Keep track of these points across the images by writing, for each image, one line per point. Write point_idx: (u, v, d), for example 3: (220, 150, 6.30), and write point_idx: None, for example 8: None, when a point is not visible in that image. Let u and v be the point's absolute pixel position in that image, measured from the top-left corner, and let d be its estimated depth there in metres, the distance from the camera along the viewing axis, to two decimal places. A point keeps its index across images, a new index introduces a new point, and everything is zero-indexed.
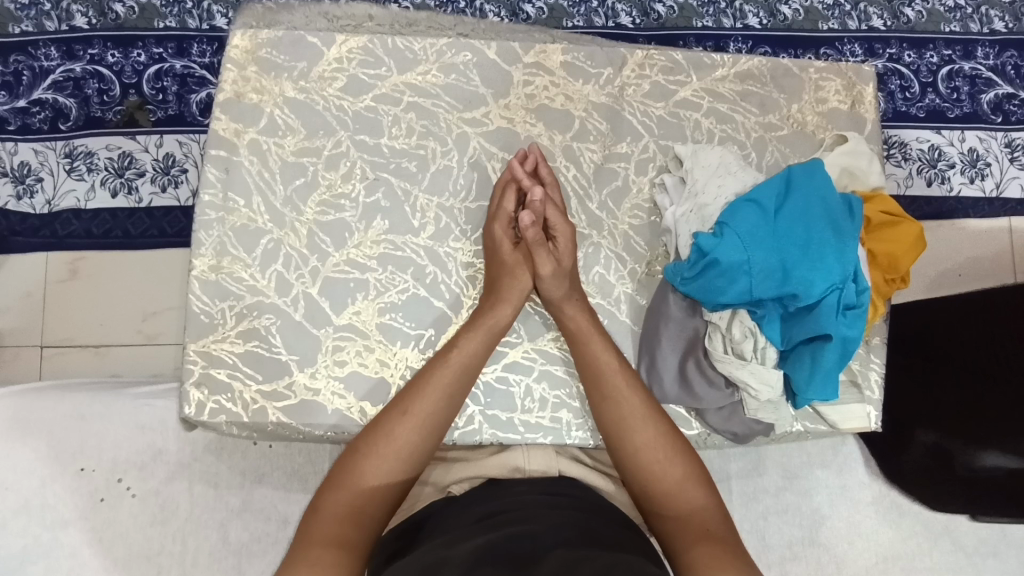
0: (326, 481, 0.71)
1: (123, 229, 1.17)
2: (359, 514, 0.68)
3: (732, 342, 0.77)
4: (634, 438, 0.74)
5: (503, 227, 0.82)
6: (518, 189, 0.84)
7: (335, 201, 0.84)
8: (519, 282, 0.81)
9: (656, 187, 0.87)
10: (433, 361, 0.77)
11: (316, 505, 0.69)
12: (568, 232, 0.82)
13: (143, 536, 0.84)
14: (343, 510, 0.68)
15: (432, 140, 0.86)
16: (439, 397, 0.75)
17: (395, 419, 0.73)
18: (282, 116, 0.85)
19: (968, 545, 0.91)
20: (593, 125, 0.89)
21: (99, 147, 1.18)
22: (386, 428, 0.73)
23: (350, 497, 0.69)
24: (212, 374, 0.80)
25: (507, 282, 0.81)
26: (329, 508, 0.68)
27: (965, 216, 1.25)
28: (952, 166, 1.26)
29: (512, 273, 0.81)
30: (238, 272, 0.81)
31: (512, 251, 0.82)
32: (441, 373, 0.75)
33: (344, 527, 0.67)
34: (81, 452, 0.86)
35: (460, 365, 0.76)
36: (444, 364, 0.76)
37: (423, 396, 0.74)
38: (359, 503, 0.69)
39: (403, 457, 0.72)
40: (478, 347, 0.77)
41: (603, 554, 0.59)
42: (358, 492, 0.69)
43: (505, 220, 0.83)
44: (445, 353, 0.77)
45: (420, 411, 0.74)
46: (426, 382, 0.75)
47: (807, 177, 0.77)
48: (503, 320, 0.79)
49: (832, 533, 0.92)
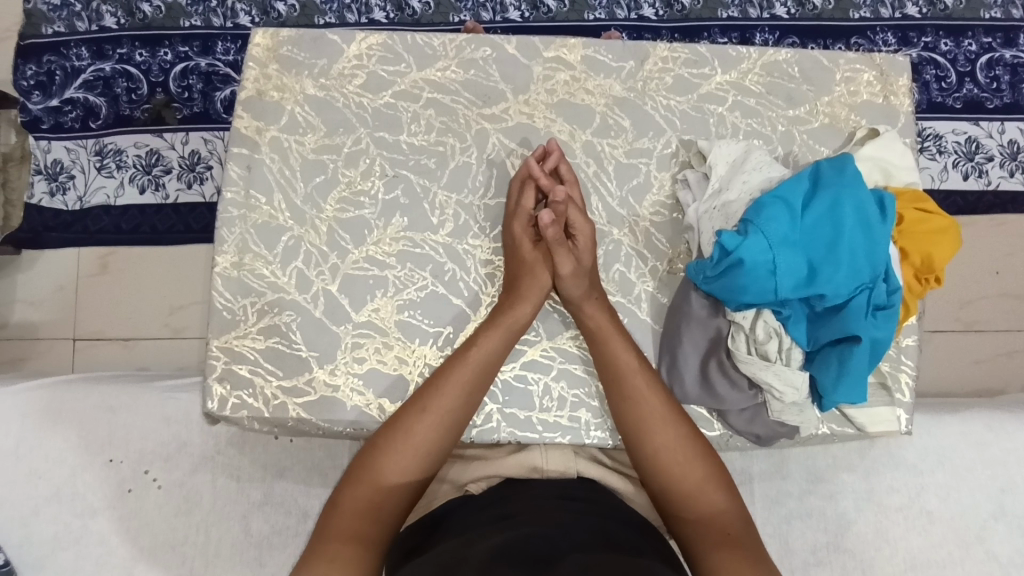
0: (344, 477, 0.71)
1: (150, 225, 1.19)
2: (377, 511, 0.69)
3: (756, 342, 0.75)
4: (658, 439, 0.73)
5: (522, 225, 0.81)
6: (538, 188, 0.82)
7: (354, 198, 0.84)
8: (539, 281, 0.80)
9: (678, 183, 0.86)
10: (450, 360, 0.77)
11: (334, 501, 0.69)
12: (588, 231, 0.80)
13: (168, 526, 0.87)
14: (361, 505, 0.68)
15: (451, 136, 0.86)
16: (456, 395, 0.74)
17: (413, 416, 0.73)
18: (303, 114, 0.86)
19: (1004, 556, 0.87)
20: (614, 120, 0.87)
21: (128, 145, 1.21)
22: (406, 425, 0.73)
23: (368, 493, 0.69)
24: (234, 369, 0.81)
25: (524, 279, 0.80)
26: (348, 504, 0.68)
27: (1004, 211, 1.21)
28: (990, 159, 1.21)
29: (532, 272, 0.80)
30: (259, 269, 0.82)
31: (531, 249, 0.81)
32: (460, 371, 0.75)
33: (361, 522, 0.67)
34: (110, 443, 0.89)
35: (479, 363, 0.76)
36: (462, 361, 0.76)
37: (441, 393, 0.74)
38: (378, 499, 0.69)
39: (423, 453, 0.72)
40: (497, 345, 0.77)
41: (621, 559, 0.58)
42: (376, 489, 0.69)
43: (524, 218, 0.81)
44: (463, 351, 0.77)
45: (439, 409, 0.73)
46: (445, 380, 0.75)
47: (835, 173, 0.75)
48: (522, 320, 0.78)
49: (858, 539, 0.89)
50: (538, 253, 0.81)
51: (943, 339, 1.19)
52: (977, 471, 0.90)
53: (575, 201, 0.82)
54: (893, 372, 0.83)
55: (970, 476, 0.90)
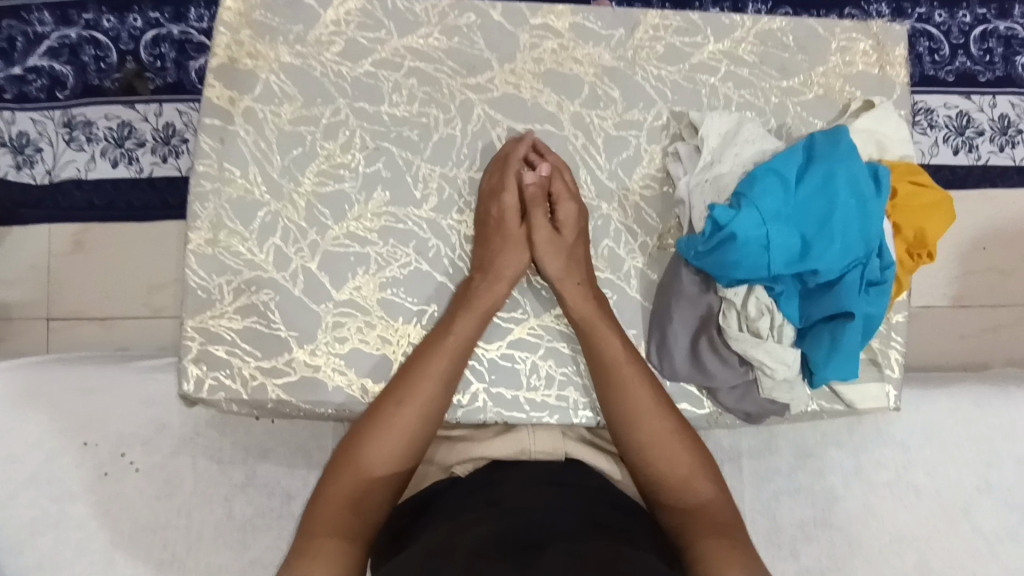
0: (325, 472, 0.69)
1: (126, 201, 1.15)
2: (360, 503, 0.67)
3: (747, 319, 0.74)
4: (644, 428, 0.72)
5: (511, 201, 0.79)
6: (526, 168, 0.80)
7: (334, 171, 0.81)
8: (516, 259, 0.78)
9: (669, 156, 0.83)
10: (425, 345, 0.75)
11: (316, 497, 0.68)
12: (572, 215, 0.79)
13: (149, 509, 0.85)
14: (343, 499, 0.67)
15: (434, 107, 0.82)
16: (434, 382, 0.72)
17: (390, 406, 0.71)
18: (278, 83, 0.82)
19: (987, 529, 0.88)
20: (604, 91, 0.84)
21: (98, 117, 1.15)
22: (384, 417, 0.71)
23: (351, 489, 0.67)
24: (211, 350, 0.78)
25: (504, 256, 0.78)
26: (331, 498, 0.67)
27: (993, 186, 1.20)
28: (981, 134, 1.20)
29: (511, 251, 0.78)
30: (235, 246, 0.79)
31: (514, 227, 0.79)
32: (439, 360, 0.73)
33: (345, 515, 0.66)
34: (85, 426, 0.86)
35: (456, 348, 0.74)
36: (439, 345, 0.74)
37: (419, 382, 0.72)
38: (360, 492, 0.68)
39: (405, 445, 0.70)
40: (474, 329, 0.75)
41: (607, 550, 0.56)
42: (359, 484, 0.68)
43: (512, 194, 0.79)
44: (440, 339, 0.75)
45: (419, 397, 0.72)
46: (421, 366, 0.73)
47: (830, 146, 0.73)
48: (496, 300, 0.77)
49: (846, 514, 0.89)
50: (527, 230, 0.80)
51: (931, 316, 1.19)
52: (962, 446, 0.90)
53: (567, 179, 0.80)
54: (883, 349, 0.83)
55: (956, 451, 0.90)
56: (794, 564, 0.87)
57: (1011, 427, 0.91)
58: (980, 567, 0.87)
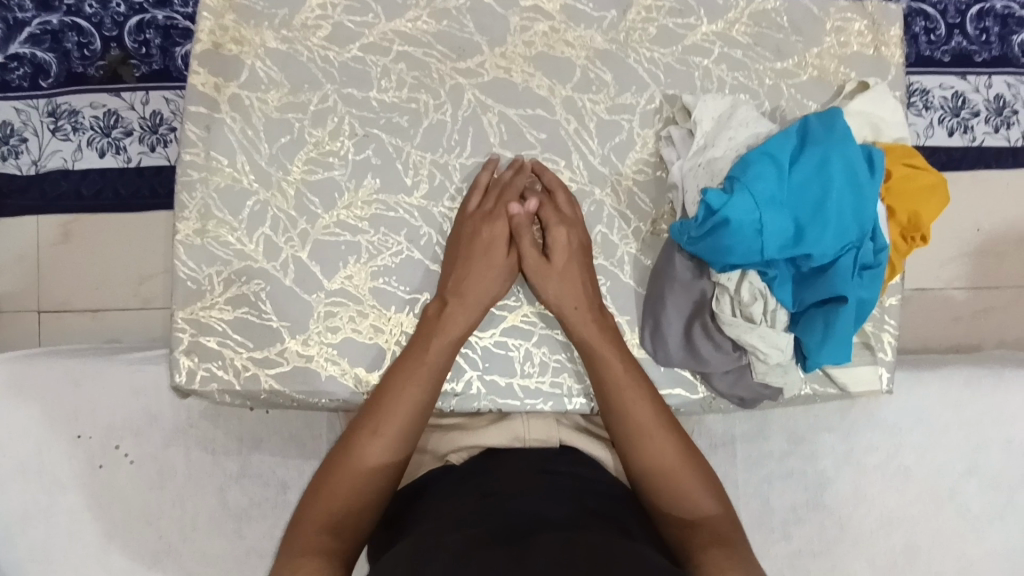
0: (306, 493, 0.67)
1: (113, 191, 1.13)
2: (341, 522, 0.65)
3: (741, 304, 0.73)
4: (640, 444, 0.71)
5: (501, 228, 0.78)
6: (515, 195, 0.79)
7: (322, 159, 0.80)
8: (490, 286, 0.77)
9: (662, 141, 0.82)
10: (397, 372, 0.73)
11: (296, 519, 0.65)
12: (560, 241, 0.77)
13: (143, 501, 0.85)
14: (322, 519, 0.64)
15: (424, 92, 0.81)
16: (407, 410, 0.70)
17: (363, 432, 0.69)
18: (264, 69, 0.80)
19: (975, 508, 0.90)
20: (596, 74, 0.83)
21: (83, 106, 1.13)
22: (358, 442, 0.68)
23: (337, 502, 0.65)
24: (202, 341, 0.77)
25: (481, 283, 0.77)
26: (308, 520, 0.64)
27: (987, 167, 1.19)
28: (976, 115, 1.19)
29: (492, 280, 0.77)
30: (224, 236, 0.78)
31: (499, 256, 0.78)
32: (414, 389, 0.71)
33: (324, 536, 0.63)
34: (77, 419, 0.86)
35: (429, 377, 0.72)
36: (413, 373, 0.72)
37: (394, 410, 0.70)
38: (340, 510, 0.65)
39: (381, 472, 0.68)
40: (447, 359, 0.74)
41: (598, 536, 0.56)
42: (341, 501, 0.66)
43: (504, 221, 0.78)
44: (417, 366, 0.73)
45: (395, 425, 0.69)
46: (395, 393, 0.71)
47: (824, 129, 0.73)
48: (463, 327, 0.75)
49: (836, 496, 0.90)
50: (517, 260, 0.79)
51: (924, 298, 1.19)
52: (953, 428, 0.91)
53: (570, 206, 0.79)
54: (876, 332, 0.83)
55: (947, 432, 0.91)
56: (785, 546, 0.89)
57: (1002, 408, 0.91)
58: (964, 544, 0.89)
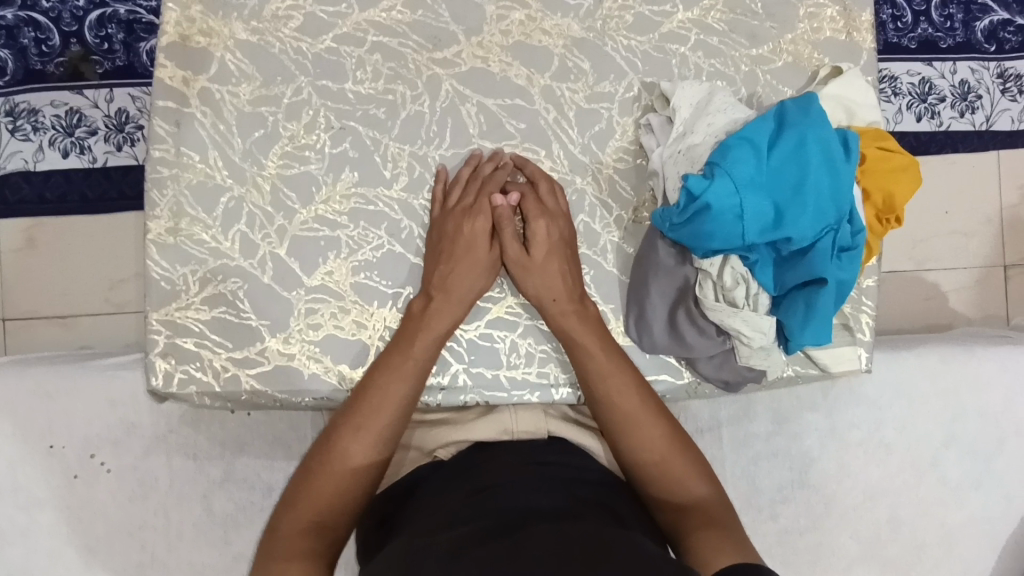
0: (286, 495, 0.68)
1: (80, 192, 1.10)
2: (323, 527, 0.66)
3: (723, 289, 0.74)
4: (623, 434, 0.71)
5: (483, 223, 0.77)
6: (496, 187, 0.78)
7: (298, 153, 0.78)
8: (473, 282, 0.76)
9: (642, 128, 0.83)
10: (377, 372, 0.72)
11: (275, 523, 0.66)
12: (543, 235, 0.77)
13: (124, 510, 0.83)
14: (304, 523, 0.65)
15: (400, 83, 0.80)
16: (391, 410, 0.70)
17: (344, 435, 0.69)
18: (234, 62, 0.78)
19: (953, 479, 0.92)
20: (573, 63, 0.82)
21: (43, 104, 1.09)
22: (338, 446, 0.68)
23: (319, 506, 0.66)
24: (179, 343, 0.75)
25: (464, 279, 0.75)
26: (290, 525, 0.65)
27: (954, 151, 1.22)
28: (942, 100, 1.22)
29: (473, 273, 0.76)
30: (198, 234, 0.76)
31: (482, 250, 0.77)
32: (395, 388, 0.71)
33: (306, 539, 0.64)
34: (49, 430, 0.83)
35: (416, 374, 0.72)
36: (394, 373, 0.71)
37: (375, 411, 0.70)
38: (324, 515, 0.66)
39: (364, 472, 0.68)
40: (431, 356, 0.73)
41: (591, 527, 0.55)
42: (322, 505, 0.66)
43: (487, 217, 0.77)
44: (399, 364, 0.72)
45: (378, 426, 0.69)
46: (376, 394, 0.70)
47: (800, 113, 0.73)
48: (447, 323, 0.74)
49: (821, 474, 0.92)
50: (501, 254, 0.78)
51: (898, 280, 1.22)
52: (930, 403, 0.93)
53: (555, 199, 0.79)
54: (855, 313, 0.84)
55: (924, 408, 0.93)
56: (773, 525, 0.90)
57: (977, 381, 0.93)
58: (945, 514, 0.92)
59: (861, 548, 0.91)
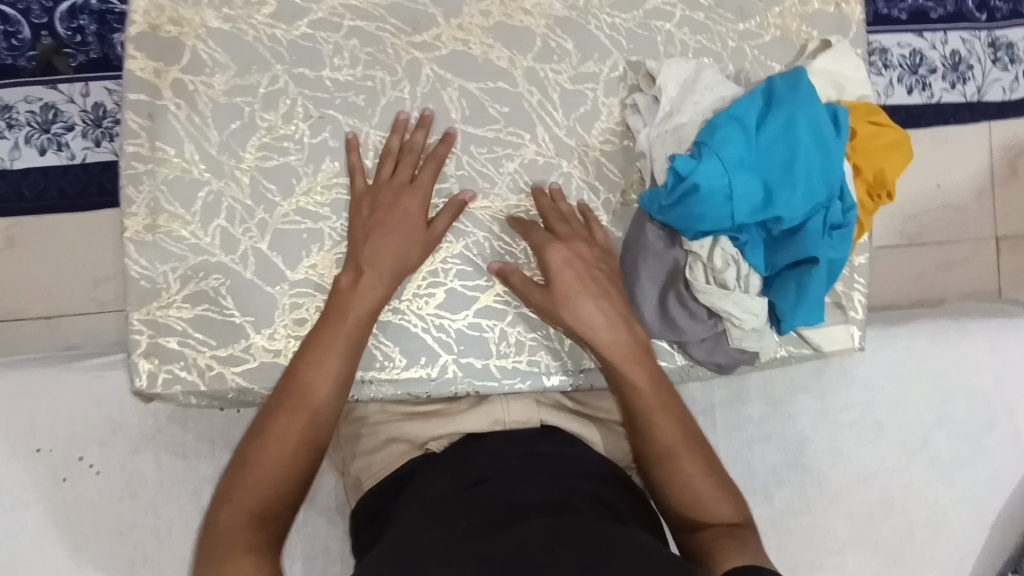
0: (222, 488, 0.62)
1: (58, 189, 1.07)
2: (265, 517, 0.60)
3: (714, 271, 0.73)
4: (655, 455, 0.67)
5: (420, 198, 0.75)
6: (432, 161, 0.76)
7: (277, 144, 0.76)
8: (405, 253, 0.73)
9: (628, 108, 0.81)
10: (308, 350, 0.68)
11: (213, 518, 0.60)
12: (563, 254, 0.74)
13: (113, 511, 0.82)
14: (249, 513, 0.59)
15: (379, 69, 0.78)
16: (323, 389, 0.66)
17: (277, 416, 0.64)
18: (207, 51, 0.75)
19: (945, 456, 0.92)
20: (557, 43, 0.80)
21: (17, 100, 1.06)
22: (272, 432, 0.63)
23: (260, 497, 0.60)
24: (162, 343, 0.74)
25: (397, 251, 0.73)
26: (230, 517, 0.59)
27: (946, 123, 1.21)
28: (933, 71, 1.20)
29: (404, 246, 0.73)
30: (177, 231, 0.74)
31: (414, 224, 0.74)
32: (329, 369, 0.67)
33: (247, 531, 0.58)
34: (35, 432, 0.82)
35: (348, 355, 0.69)
36: (328, 351, 0.68)
37: (309, 391, 0.66)
38: (268, 505, 0.60)
39: (301, 456, 0.63)
40: (364, 335, 0.70)
41: (584, 521, 0.54)
42: (264, 496, 0.60)
43: (424, 193, 0.75)
44: (331, 340, 0.68)
45: (313, 406, 0.65)
46: (310, 372, 0.67)
47: (789, 89, 0.72)
48: (378, 298, 0.72)
49: (814, 454, 0.92)
50: (439, 231, 0.75)
51: (889, 256, 1.21)
52: (921, 380, 0.93)
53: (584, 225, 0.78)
54: (846, 292, 0.84)
55: (914, 385, 0.93)
56: (767, 506, 0.90)
57: (966, 358, 0.93)
58: (936, 490, 0.92)
59: (854, 527, 0.91)
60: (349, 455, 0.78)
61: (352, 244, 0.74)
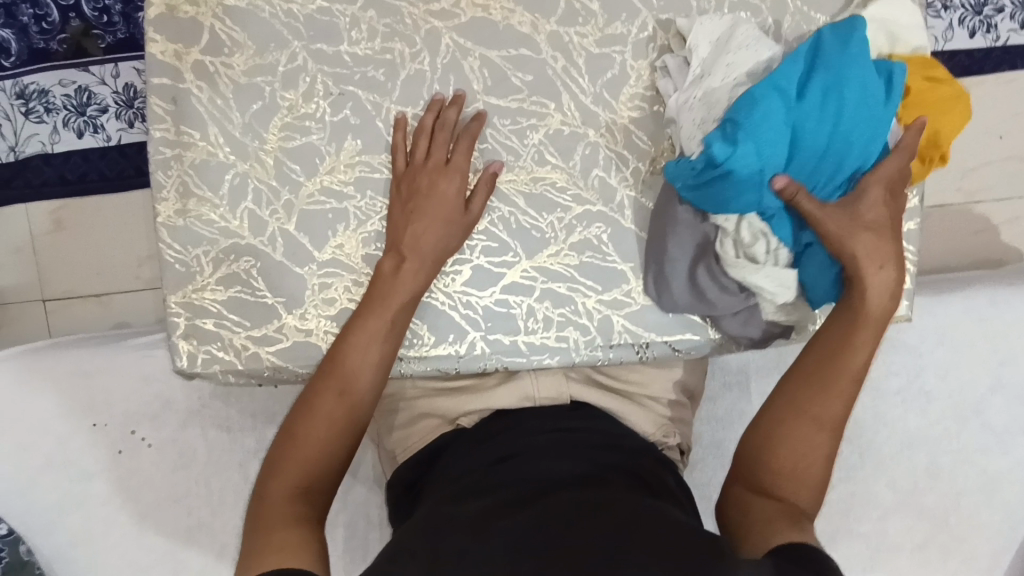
0: (266, 461, 0.63)
1: (98, 172, 1.10)
2: (309, 492, 0.61)
3: (743, 245, 0.69)
4: (788, 407, 0.63)
5: (457, 180, 0.73)
6: (465, 142, 0.74)
7: (299, 123, 0.75)
8: (442, 236, 0.73)
9: (658, 71, 0.77)
10: (350, 335, 0.69)
11: (261, 493, 0.61)
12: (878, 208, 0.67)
13: (168, 481, 0.86)
14: (294, 487, 0.61)
15: (398, 41, 0.75)
16: (365, 376, 0.67)
17: (322, 396, 0.65)
18: (225, 30, 0.75)
19: (998, 425, 0.88)
20: (581, 4, 0.76)
21: (52, 84, 1.08)
22: (318, 411, 0.64)
23: (305, 471, 0.62)
24: (199, 325, 0.76)
25: (433, 234, 0.72)
26: (277, 490, 0.60)
27: (1013, 67, 1.11)
28: (1001, 10, 1.10)
29: (439, 229, 0.73)
30: (207, 214, 0.75)
31: (451, 207, 0.73)
32: (372, 354, 0.68)
33: (293, 503, 0.60)
34: (92, 408, 0.86)
35: (391, 340, 0.70)
36: (370, 335, 0.69)
37: (355, 374, 0.67)
38: (313, 480, 0.62)
39: (345, 435, 0.65)
40: (406, 319, 0.71)
41: (613, 495, 0.54)
42: (308, 471, 0.62)
43: (460, 176, 0.74)
44: (373, 324, 0.69)
45: (356, 390, 0.66)
46: (351, 355, 0.67)
47: (840, 46, 0.67)
48: (419, 285, 0.72)
49: (856, 424, 0.89)
50: (475, 215, 0.74)
51: (943, 214, 1.14)
52: (977, 345, 0.89)
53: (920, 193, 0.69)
54: None
55: (968, 351, 0.89)
56: None
57: None
58: (988, 460, 0.88)
59: (898, 496, 0.88)
60: (385, 429, 0.80)
61: (392, 229, 0.74)
